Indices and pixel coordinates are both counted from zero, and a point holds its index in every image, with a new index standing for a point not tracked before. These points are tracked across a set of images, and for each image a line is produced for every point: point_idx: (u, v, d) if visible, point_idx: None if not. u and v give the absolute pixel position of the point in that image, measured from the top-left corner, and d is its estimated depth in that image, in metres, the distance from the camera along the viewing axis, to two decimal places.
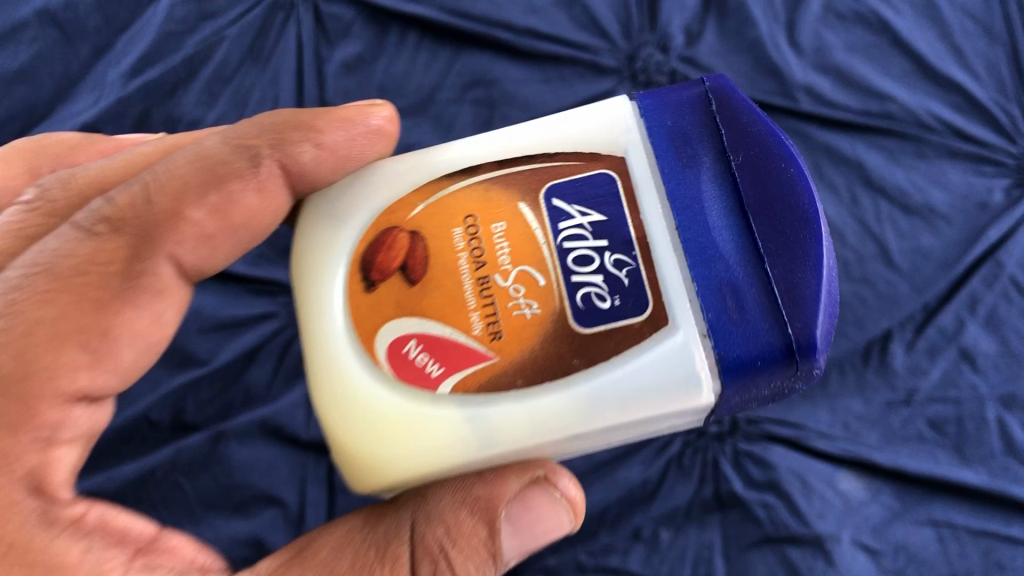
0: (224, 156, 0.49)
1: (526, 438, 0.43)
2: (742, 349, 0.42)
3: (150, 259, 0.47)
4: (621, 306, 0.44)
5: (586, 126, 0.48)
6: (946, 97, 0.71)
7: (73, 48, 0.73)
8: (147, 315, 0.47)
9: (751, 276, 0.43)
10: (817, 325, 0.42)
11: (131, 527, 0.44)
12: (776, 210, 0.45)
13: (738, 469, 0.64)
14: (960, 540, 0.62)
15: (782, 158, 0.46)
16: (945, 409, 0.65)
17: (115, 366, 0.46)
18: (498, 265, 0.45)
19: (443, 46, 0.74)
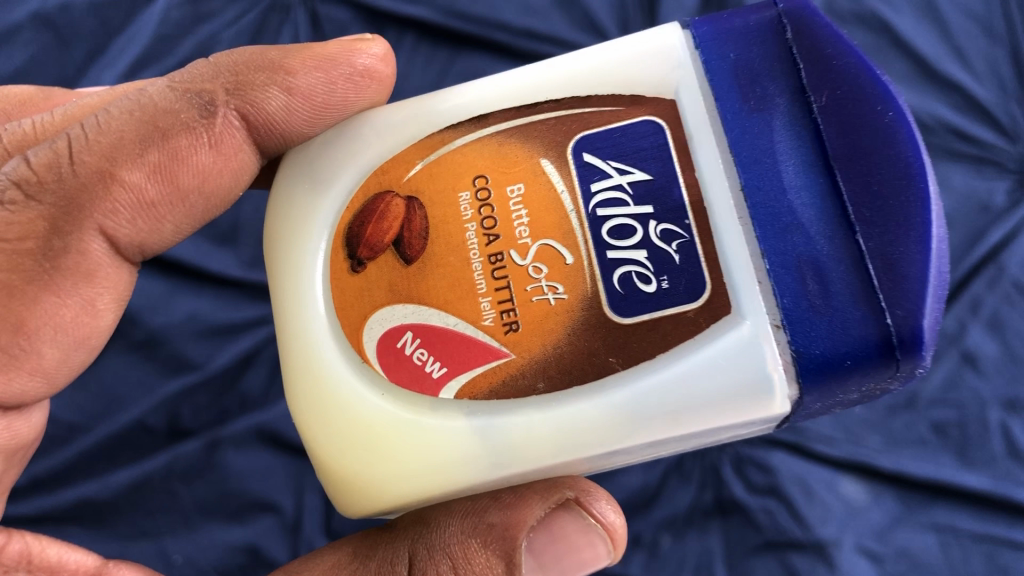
0: (169, 107, 0.43)
1: (550, 454, 0.38)
2: (827, 341, 0.35)
3: (72, 233, 0.41)
4: (671, 288, 0.37)
5: (625, 61, 0.40)
6: (947, 98, 0.71)
7: (68, 51, 0.72)
8: (74, 304, 0.42)
9: (840, 247, 0.36)
10: (924, 310, 0.35)
11: (67, 561, 0.44)
12: (871, 166, 0.36)
13: (739, 474, 0.63)
14: (962, 545, 0.61)
15: (876, 98, 0.37)
16: (948, 412, 0.64)
17: (37, 366, 0.41)
18: (514, 239, 0.39)
19: (440, 48, 0.73)
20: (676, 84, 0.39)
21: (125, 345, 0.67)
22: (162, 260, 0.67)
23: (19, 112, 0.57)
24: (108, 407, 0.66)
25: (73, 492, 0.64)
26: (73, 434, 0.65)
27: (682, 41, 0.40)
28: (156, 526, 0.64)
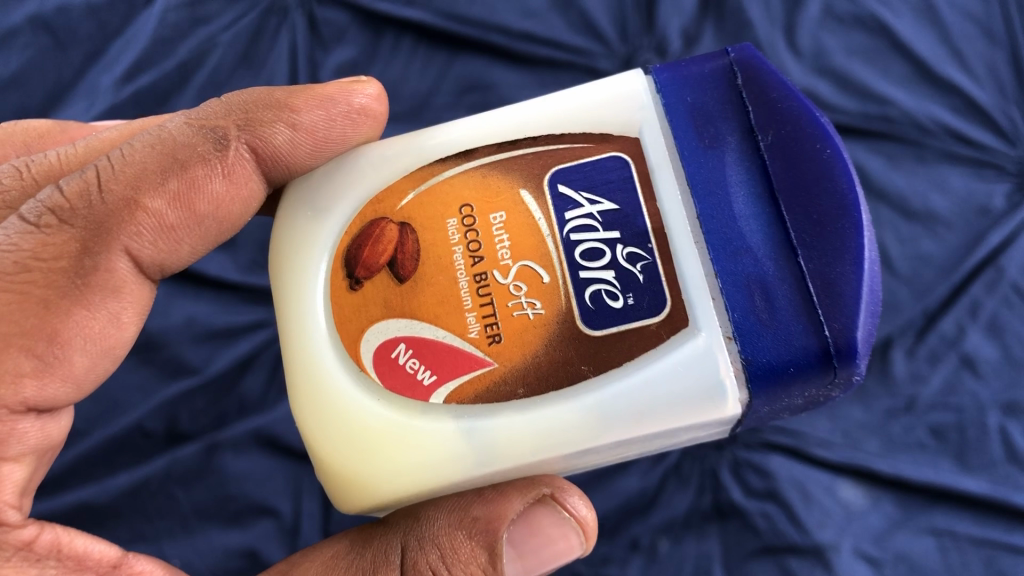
0: (187, 140, 0.47)
1: (529, 453, 0.43)
2: (773, 350, 0.41)
3: (101, 253, 0.43)
4: (635, 305, 0.43)
5: (591, 107, 0.46)
6: (946, 100, 0.71)
7: (66, 55, 0.72)
8: (102, 317, 0.44)
9: (784, 267, 0.42)
10: (857, 323, 0.41)
11: (91, 552, 0.44)
12: (812, 197, 0.43)
13: (738, 477, 0.63)
14: (960, 549, 0.61)
15: (816, 137, 0.44)
16: (947, 416, 0.64)
17: (67, 374, 0.43)
18: (497, 260, 0.44)
19: (438, 50, 0.73)
20: (641, 124, 0.45)
21: None
22: None
23: (38, 145, 0.59)
24: (106, 411, 0.66)
25: (70, 496, 0.63)
26: (70, 439, 0.65)
27: (642, 87, 0.46)
28: (154, 530, 0.63)
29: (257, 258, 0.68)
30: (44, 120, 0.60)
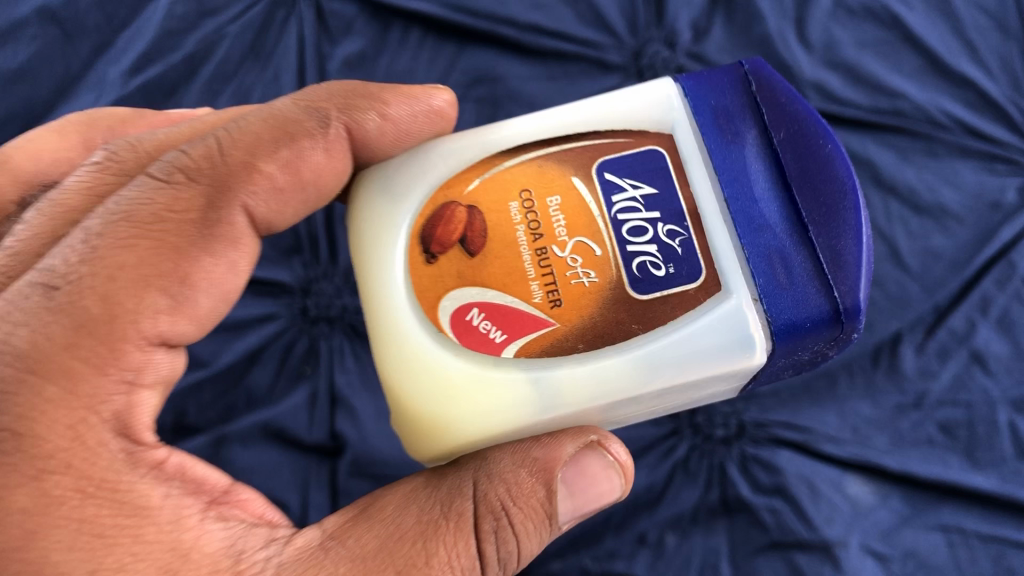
0: (294, 116, 0.50)
1: (589, 399, 0.46)
2: (793, 309, 0.45)
3: (223, 208, 0.47)
4: (675, 273, 0.47)
5: (629, 107, 0.50)
6: (959, 94, 0.70)
7: (73, 47, 0.72)
8: (223, 264, 0.46)
9: (801, 242, 0.46)
10: (861, 287, 0.46)
11: (206, 478, 0.46)
12: (818, 184, 0.47)
13: (745, 473, 0.63)
14: (970, 546, 0.61)
15: (819, 135, 0.48)
16: (957, 412, 0.64)
17: (193, 313, 0.45)
18: (554, 236, 0.48)
19: (447, 43, 0.73)
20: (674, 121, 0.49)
21: None
22: None
23: (121, 129, 0.62)
24: None
25: None
26: None
27: (673, 91, 0.50)
28: None
29: (265, 251, 0.68)
30: (122, 108, 0.64)
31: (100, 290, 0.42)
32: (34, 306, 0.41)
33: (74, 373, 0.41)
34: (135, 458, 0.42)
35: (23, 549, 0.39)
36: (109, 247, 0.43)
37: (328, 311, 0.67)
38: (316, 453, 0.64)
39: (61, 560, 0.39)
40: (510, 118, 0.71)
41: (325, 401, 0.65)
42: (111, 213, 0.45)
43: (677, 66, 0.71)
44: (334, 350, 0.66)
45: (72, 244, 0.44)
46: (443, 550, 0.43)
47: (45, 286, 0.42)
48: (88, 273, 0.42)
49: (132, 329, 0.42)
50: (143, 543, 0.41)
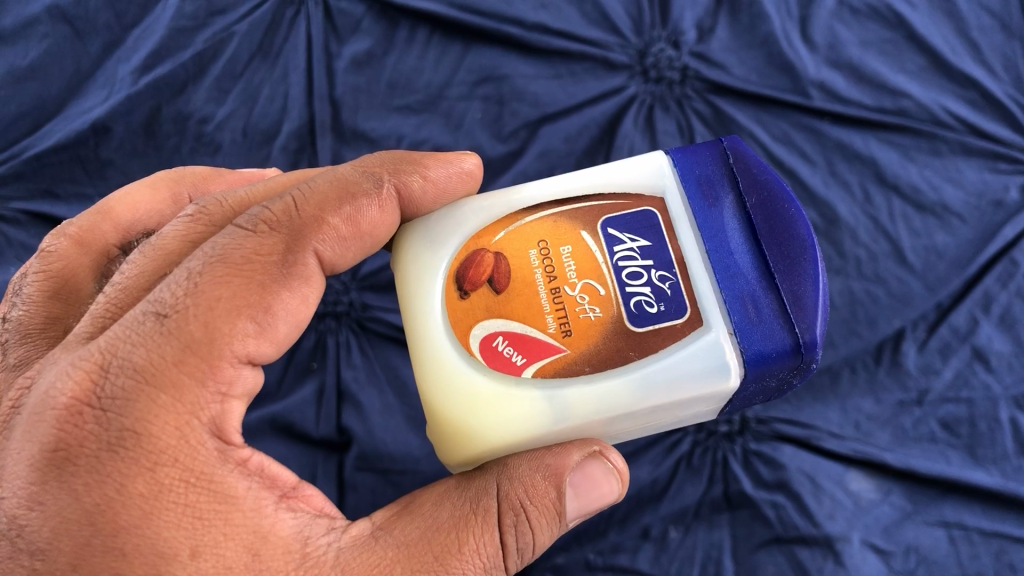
0: (356, 178, 0.51)
1: (598, 414, 0.47)
2: (760, 346, 0.47)
3: (299, 251, 0.48)
4: (665, 310, 0.48)
5: (628, 176, 0.52)
6: (962, 92, 0.71)
7: (84, 45, 0.73)
8: (297, 298, 0.47)
9: (768, 288, 0.48)
10: (819, 329, 0.47)
11: (280, 474, 0.47)
12: (783, 241, 0.49)
13: (748, 468, 0.64)
14: (971, 542, 0.61)
15: (784, 201, 0.50)
16: (958, 409, 0.64)
17: (275, 339, 0.46)
18: (566, 278, 0.50)
19: (453, 42, 0.73)
20: (666, 187, 0.51)
21: None
22: None
23: (202, 186, 0.63)
24: None
25: None
26: None
27: (667, 161, 0.52)
28: None
29: None
30: (203, 167, 0.65)
31: (200, 316, 0.44)
32: (148, 330, 0.44)
33: (179, 381, 0.43)
34: (226, 456, 0.44)
35: (137, 529, 0.41)
36: (207, 283, 0.45)
37: (335, 307, 0.68)
38: (324, 447, 0.64)
39: (169, 537, 0.41)
40: (516, 116, 0.72)
41: (331, 396, 0.65)
42: (208, 257, 0.46)
43: (681, 65, 0.72)
44: (341, 345, 0.67)
45: (177, 280, 0.46)
46: (474, 540, 0.45)
47: (156, 314, 0.44)
48: (191, 304, 0.44)
49: (225, 350, 0.44)
50: (232, 526, 0.43)
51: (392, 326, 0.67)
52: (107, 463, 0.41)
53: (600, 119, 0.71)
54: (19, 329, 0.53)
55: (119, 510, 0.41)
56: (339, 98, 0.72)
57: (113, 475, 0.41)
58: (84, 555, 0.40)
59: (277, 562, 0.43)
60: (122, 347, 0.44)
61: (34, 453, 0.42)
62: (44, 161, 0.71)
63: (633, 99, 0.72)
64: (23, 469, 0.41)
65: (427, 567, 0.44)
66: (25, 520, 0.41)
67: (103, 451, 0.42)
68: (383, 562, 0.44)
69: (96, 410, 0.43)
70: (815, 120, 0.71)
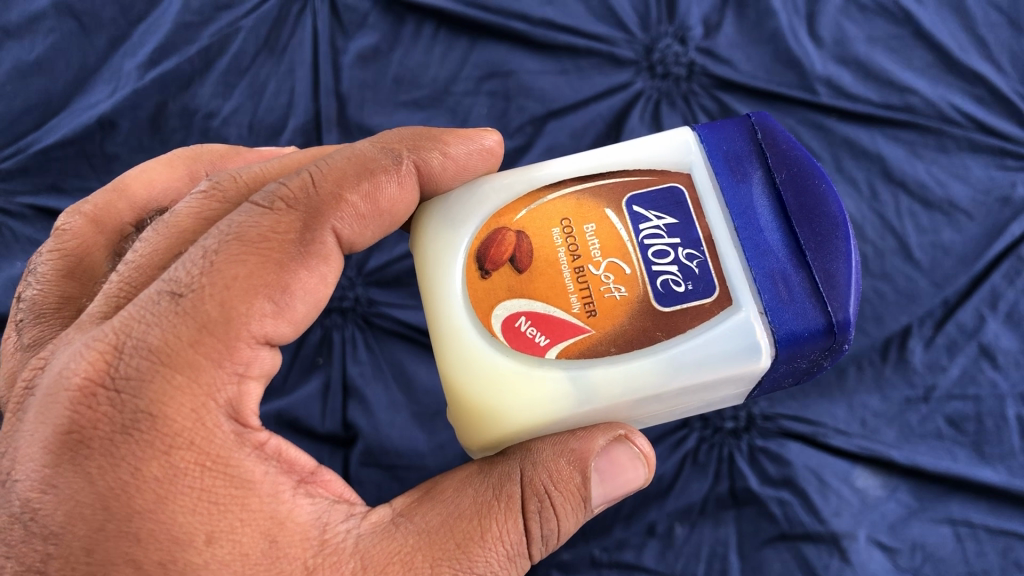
0: (374, 155, 0.51)
1: (622, 395, 0.47)
2: (792, 326, 0.47)
3: (317, 229, 0.48)
4: (693, 289, 0.48)
5: (651, 153, 0.52)
6: (969, 89, 0.71)
7: (90, 39, 0.73)
8: (315, 277, 0.47)
9: (799, 266, 0.48)
10: (851, 309, 0.47)
11: (297, 459, 0.47)
12: (814, 217, 0.49)
13: (754, 465, 0.64)
14: (977, 539, 0.61)
15: (815, 176, 0.50)
16: (964, 406, 0.64)
17: (293, 318, 0.46)
18: (590, 256, 0.50)
19: (459, 37, 0.73)
20: (693, 163, 0.51)
21: None
22: None
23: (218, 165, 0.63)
24: None
25: None
26: None
27: (693, 135, 0.52)
28: None
29: None
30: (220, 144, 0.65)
31: (216, 296, 0.44)
32: (163, 310, 0.44)
33: (195, 362, 0.43)
34: (243, 439, 0.44)
35: (152, 513, 0.41)
36: (224, 261, 0.45)
37: (341, 302, 0.67)
38: (329, 442, 0.64)
39: (184, 523, 0.41)
40: (522, 112, 0.72)
41: (338, 390, 0.65)
42: (226, 234, 0.46)
43: (688, 61, 0.72)
44: (348, 340, 0.67)
45: (192, 259, 0.45)
46: (496, 527, 0.45)
47: (171, 293, 0.44)
48: (207, 283, 0.44)
49: (243, 330, 0.44)
50: (247, 511, 0.43)
51: (399, 321, 0.67)
52: (122, 446, 0.41)
53: (606, 114, 0.71)
54: (33, 309, 0.53)
55: (134, 495, 0.41)
56: (345, 93, 0.72)
57: (128, 458, 0.41)
58: (98, 540, 0.40)
59: (295, 549, 0.43)
60: (136, 327, 0.44)
61: (48, 435, 0.41)
62: (50, 155, 0.70)
63: (640, 95, 0.72)
64: (36, 451, 0.41)
65: (449, 555, 0.44)
66: (38, 503, 0.41)
67: (118, 434, 0.42)
68: (404, 550, 0.44)
69: (110, 391, 0.42)
70: (822, 116, 0.71)
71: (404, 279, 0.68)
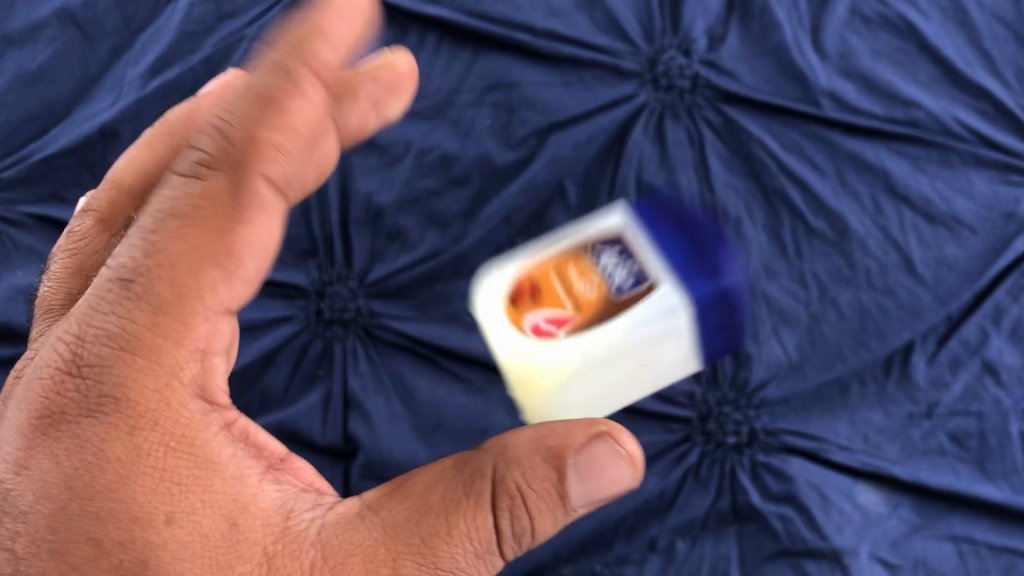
0: (272, 79, 0.45)
1: (584, 360, 0.61)
2: (701, 295, 0.61)
3: (246, 186, 0.45)
4: (639, 278, 0.62)
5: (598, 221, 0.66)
6: (974, 103, 0.71)
7: (91, 48, 0.73)
8: (262, 233, 0.46)
9: (692, 269, 0.62)
10: (731, 277, 0.63)
11: (267, 443, 0.49)
12: (696, 237, 0.64)
13: (755, 480, 0.64)
14: (979, 556, 0.61)
15: (695, 213, 0.66)
16: (968, 423, 0.64)
17: (247, 277, 0.46)
18: (558, 266, 0.63)
19: (463, 48, 0.74)
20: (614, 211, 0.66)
21: None
22: None
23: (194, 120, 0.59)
24: None
25: None
26: None
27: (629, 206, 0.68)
28: None
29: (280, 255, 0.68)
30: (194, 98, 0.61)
31: (164, 278, 0.43)
32: (114, 296, 0.43)
33: (153, 345, 0.43)
34: (212, 419, 0.45)
35: (113, 493, 0.42)
36: (164, 238, 0.44)
37: (342, 314, 0.67)
38: (329, 453, 0.64)
39: (144, 503, 0.42)
40: (525, 123, 0.71)
41: (339, 402, 0.65)
42: (159, 213, 0.44)
43: (692, 72, 0.72)
44: (349, 351, 0.67)
45: (133, 241, 0.44)
46: (464, 525, 0.44)
47: (119, 280, 0.43)
48: (152, 265, 0.43)
49: (195, 305, 0.44)
50: (211, 492, 0.44)
51: (399, 333, 0.66)
52: (87, 428, 0.42)
53: (609, 126, 0.71)
54: (43, 306, 0.55)
55: (97, 474, 0.42)
56: None
57: (91, 441, 0.42)
58: (62, 519, 0.42)
59: (256, 534, 0.44)
60: (93, 316, 0.43)
61: (25, 418, 0.43)
62: (52, 165, 0.70)
63: (644, 107, 0.72)
64: (15, 434, 0.43)
65: (413, 550, 0.44)
66: (12, 483, 0.43)
67: (83, 416, 0.43)
68: (367, 542, 0.45)
69: (76, 378, 0.43)
70: (826, 130, 0.71)
71: (406, 291, 0.68)
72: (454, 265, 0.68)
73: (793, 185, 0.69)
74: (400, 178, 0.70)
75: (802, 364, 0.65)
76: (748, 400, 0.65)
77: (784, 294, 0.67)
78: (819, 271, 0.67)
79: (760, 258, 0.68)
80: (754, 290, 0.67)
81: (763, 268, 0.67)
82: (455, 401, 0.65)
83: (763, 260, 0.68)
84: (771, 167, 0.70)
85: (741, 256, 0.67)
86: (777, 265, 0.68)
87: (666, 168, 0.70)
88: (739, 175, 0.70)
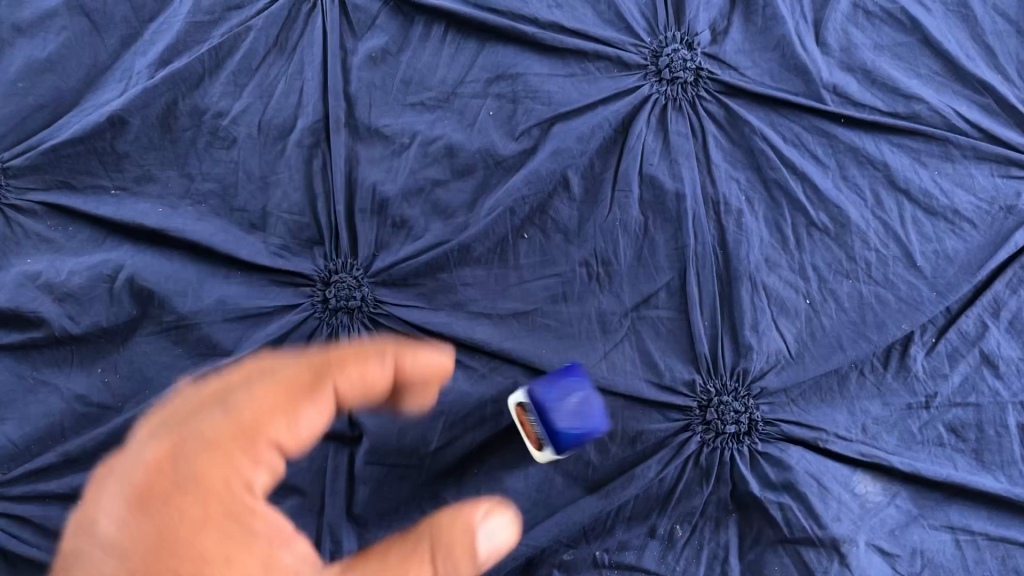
0: (369, 353, 0.56)
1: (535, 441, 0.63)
2: (570, 439, 0.58)
3: (327, 380, 0.53)
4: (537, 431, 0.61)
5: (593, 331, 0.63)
6: (975, 97, 0.72)
7: (101, 38, 0.73)
8: (319, 412, 0.53)
9: (545, 426, 0.59)
10: (548, 428, 0.58)
11: (298, 543, 0.48)
12: (548, 419, 0.58)
13: (754, 468, 0.64)
14: (977, 546, 0.63)
15: (540, 395, 0.59)
16: (965, 414, 0.66)
17: (299, 433, 0.52)
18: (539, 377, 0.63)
19: (468, 39, 0.74)
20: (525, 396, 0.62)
21: (157, 327, 0.66)
22: (196, 244, 0.68)
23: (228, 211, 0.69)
24: (137, 389, 0.65)
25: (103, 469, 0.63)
26: (105, 415, 0.65)
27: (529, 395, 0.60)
28: None
29: (288, 243, 0.69)
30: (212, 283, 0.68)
31: (250, 408, 0.50)
32: (211, 413, 0.49)
33: (235, 452, 0.48)
34: (255, 507, 0.47)
35: (190, 550, 0.43)
36: (256, 373, 0.52)
37: (349, 302, 0.67)
38: (336, 440, 0.65)
39: (212, 547, 0.43)
40: (529, 115, 0.72)
41: None
42: (253, 365, 0.53)
43: (696, 65, 0.73)
44: (354, 339, 0.67)
45: (247, 377, 0.52)
46: None
47: (223, 395, 0.51)
48: (245, 398, 0.50)
49: (269, 435, 0.50)
50: (255, 559, 0.44)
51: (404, 321, 0.67)
52: (173, 500, 0.45)
53: (613, 119, 0.71)
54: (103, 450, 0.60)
55: (179, 533, 0.44)
56: (354, 94, 0.72)
57: (177, 508, 0.44)
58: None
59: None
60: (192, 420, 0.49)
61: (119, 495, 0.46)
62: (59, 153, 0.69)
63: (648, 99, 0.72)
64: (110, 509, 0.45)
65: None
66: (100, 556, 0.44)
67: (170, 495, 0.45)
68: None
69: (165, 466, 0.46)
70: (829, 123, 0.71)
71: (411, 279, 0.68)
72: (458, 255, 0.68)
73: (794, 176, 0.70)
74: (406, 168, 0.70)
75: (801, 355, 0.66)
76: (747, 389, 0.65)
77: (784, 286, 0.68)
78: (819, 263, 0.68)
79: (760, 249, 0.68)
80: (754, 281, 0.67)
81: (764, 259, 0.68)
82: (458, 387, 0.66)
83: (764, 251, 0.68)
84: (773, 159, 0.70)
85: (742, 247, 0.68)
86: (778, 257, 0.68)
87: (668, 160, 0.70)
88: (742, 168, 0.71)
